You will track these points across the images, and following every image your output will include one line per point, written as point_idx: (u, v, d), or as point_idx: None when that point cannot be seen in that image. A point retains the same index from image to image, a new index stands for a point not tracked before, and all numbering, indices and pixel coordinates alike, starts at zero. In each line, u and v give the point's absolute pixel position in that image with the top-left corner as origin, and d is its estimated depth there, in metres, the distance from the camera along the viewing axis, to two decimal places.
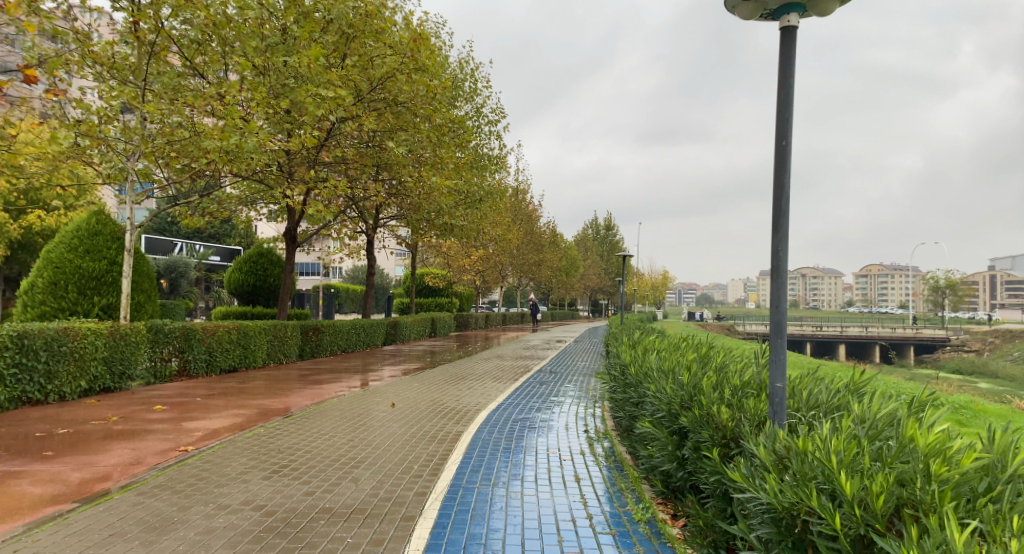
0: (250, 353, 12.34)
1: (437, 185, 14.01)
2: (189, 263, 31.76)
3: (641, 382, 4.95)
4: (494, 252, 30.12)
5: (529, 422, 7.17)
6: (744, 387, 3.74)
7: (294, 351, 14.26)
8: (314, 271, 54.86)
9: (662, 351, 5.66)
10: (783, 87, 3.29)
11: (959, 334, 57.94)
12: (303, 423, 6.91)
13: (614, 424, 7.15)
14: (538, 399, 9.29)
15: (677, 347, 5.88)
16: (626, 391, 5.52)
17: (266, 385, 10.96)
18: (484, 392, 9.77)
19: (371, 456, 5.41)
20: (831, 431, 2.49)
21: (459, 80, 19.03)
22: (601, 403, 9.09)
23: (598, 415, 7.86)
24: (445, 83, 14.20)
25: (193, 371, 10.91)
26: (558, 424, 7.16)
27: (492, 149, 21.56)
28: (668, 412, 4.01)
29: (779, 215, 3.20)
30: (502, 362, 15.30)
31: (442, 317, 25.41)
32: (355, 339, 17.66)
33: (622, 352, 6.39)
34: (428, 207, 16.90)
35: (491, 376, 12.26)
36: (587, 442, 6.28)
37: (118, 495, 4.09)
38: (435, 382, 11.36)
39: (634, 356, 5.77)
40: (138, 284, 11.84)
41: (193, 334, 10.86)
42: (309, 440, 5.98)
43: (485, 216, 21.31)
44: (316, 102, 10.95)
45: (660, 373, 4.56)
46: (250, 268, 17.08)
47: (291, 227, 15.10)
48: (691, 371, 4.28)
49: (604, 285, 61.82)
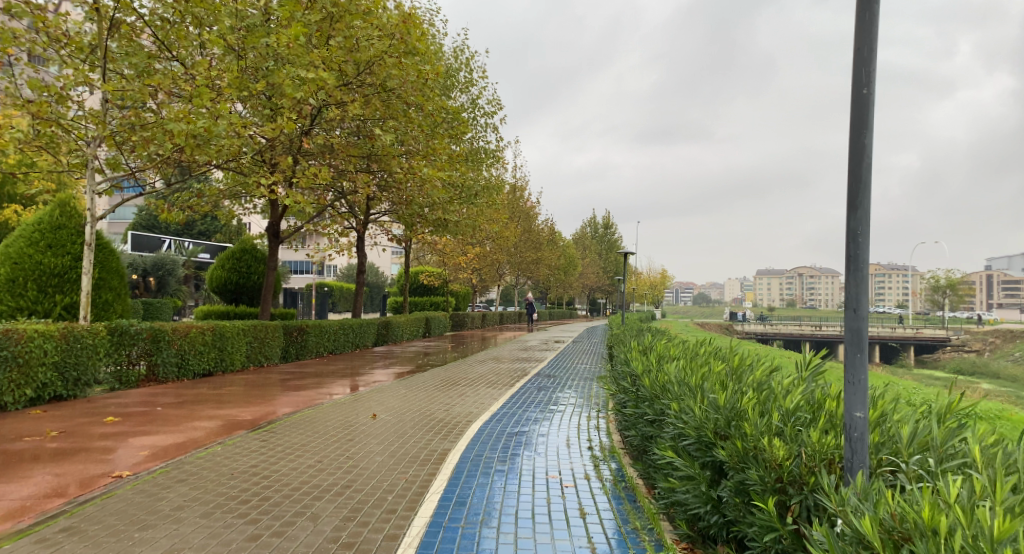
0: (227, 355, 11.53)
1: (429, 177, 13.23)
2: (177, 260, 30.93)
3: (659, 398, 4.14)
4: (491, 250, 29.33)
5: (525, 438, 6.37)
6: (798, 411, 2.96)
7: (277, 353, 13.45)
8: (308, 269, 54.04)
9: (681, 360, 4.86)
10: (864, 16, 2.47)
11: (961, 334, 57.24)
12: (270, 438, 6.13)
13: (622, 439, 6.34)
14: (536, 408, 8.49)
15: (698, 355, 5.08)
16: (638, 407, 4.74)
17: (242, 390, 10.18)
18: (477, 400, 8.96)
19: (340, 484, 4.62)
20: (971, 503, 1.68)
21: (454, 69, 18.24)
22: (606, 412, 8.31)
23: (604, 428, 7.06)
24: (437, 69, 13.40)
25: (162, 376, 10.10)
26: (559, 440, 6.36)
27: (488, 142, 20.76)
28: (697, 440, 3.23)
29: (856, 189, 2.41)
30: (498, 365, 14.52)
31: (436, 317, 24.61)
32: (343, 340, 16.85)
33: (634, 358, 5.58)
34: (420, 201, 16.11)
35: (485, 380, 11.47)
36: (592, 462, 5.48)
37: (11, 542, 3.34)
38: (425, 387, 10.57)
39: (649, 366, 4.98)
40: (106, 281, 11.02)
41: (162, 335, 10.05)
42: (270, 460, 5.20)
43: (482, 212, 20.50)
44: (297, 85, 10.19)
45: (684, 389, 3.76)
46: (232, 265, 16.25)
47: (274, 222, 14.30)
48: (724, 388, 3.48)
49: (602, 284, 61.04)
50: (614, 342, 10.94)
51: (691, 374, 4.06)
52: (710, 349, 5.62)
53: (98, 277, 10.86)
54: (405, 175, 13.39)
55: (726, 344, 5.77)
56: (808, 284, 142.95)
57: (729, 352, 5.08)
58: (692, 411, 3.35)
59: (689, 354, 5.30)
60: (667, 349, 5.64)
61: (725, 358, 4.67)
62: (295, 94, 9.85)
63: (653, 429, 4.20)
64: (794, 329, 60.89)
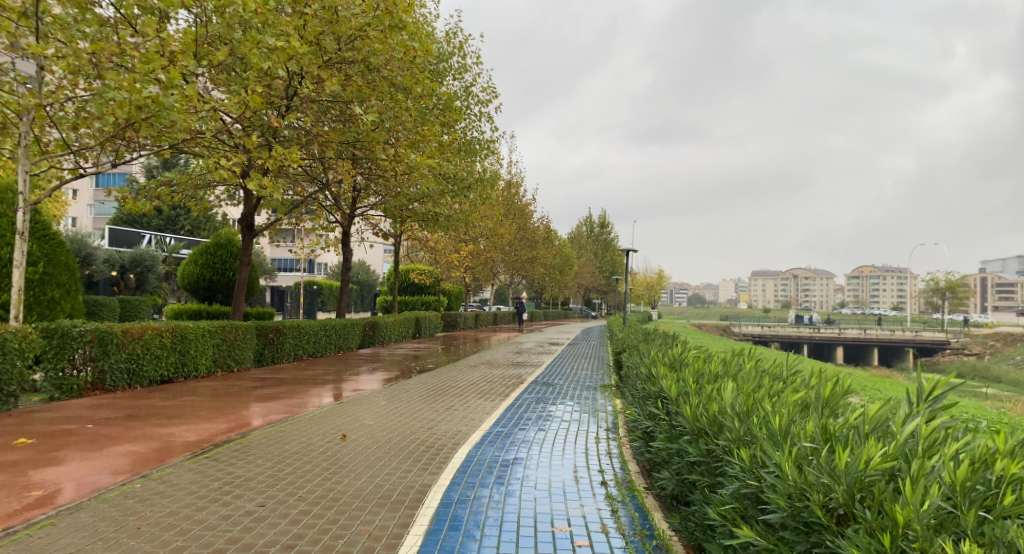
0: (189, 360, 10.34)
1: (417, 164, 12.07)
2: (157, 255, 29.59)
3: (718, 439, 3.00)
4: (485, 248, 28.24)
5: (524, 469, 5.24)
6: (981, 485, 1.84)
7: (247, 357, 12.24)
8: (297, 267, 52.67)
9: (735, 382, 3.75)
10: None
11: (959, 336, 56.53)
12: (209, 466, 4.96)
13: (642, 471, 5.20)
14: (535, 424, 7.34)
15: (753, 375, 3.95)
16: (675, 441, 3.61)
17: (202, 399, 9.00)
18: (466, 414, 7.80)
19: (279, 544, 3.49)
20: None
21: (447, 54, 17.11)
22: (617, 430, 7.17)
23: (617, 453, 5.92)
24: (426, 45, 12.22)
25: (110, 384, 8.82)
26: (565, 471, 5.23)
27: (482, 132, 19.65)
28: (796, 520, 2.10)
29: None
30: (492, 370, 13.38)
31: (426, 318, 23.45)
32: (325, 342, 15.67)
33: (660, 374, 4.44)
34: (408, 192, 14.94)
35: (477, 389, 10.30)
36: (609, 507, 4.35)
37: None
38: (410, 397, 9.41)
39: (687, 387, 3.86)
40: (53, 277, 9.81)
41: (109, 338, 8.74)
42: (198, 503, 4.05)
43: (476, 207, 19.36)
44: (266, 54, 8.98)
45: (759, 430, 2.62)
46: (205, 260, 15.07)
47: (248, 213, 13.14)
48: (829, 433, 2.34)
49: (598, 284, 60.01)
50: (621, 349, 9.79)
51: (764, 407, 2.96)
52: (761, 365, 4.50)
53: (42, 272, 9.65)
54: (391, 162, 12.20)
55: (778, 361, 4.64)
56: (803, 284, 142.58)
57: (794, 375, 3.93)
58: (783, 468, 2.23)
59: (737, 372, 4.18)
60: (703, 364, 4.53)
61: (794, 382, 3.52)
62: (262, 64, 8.59)
63: (708, 481, 3.06)
64: (790, 331, 60.09)
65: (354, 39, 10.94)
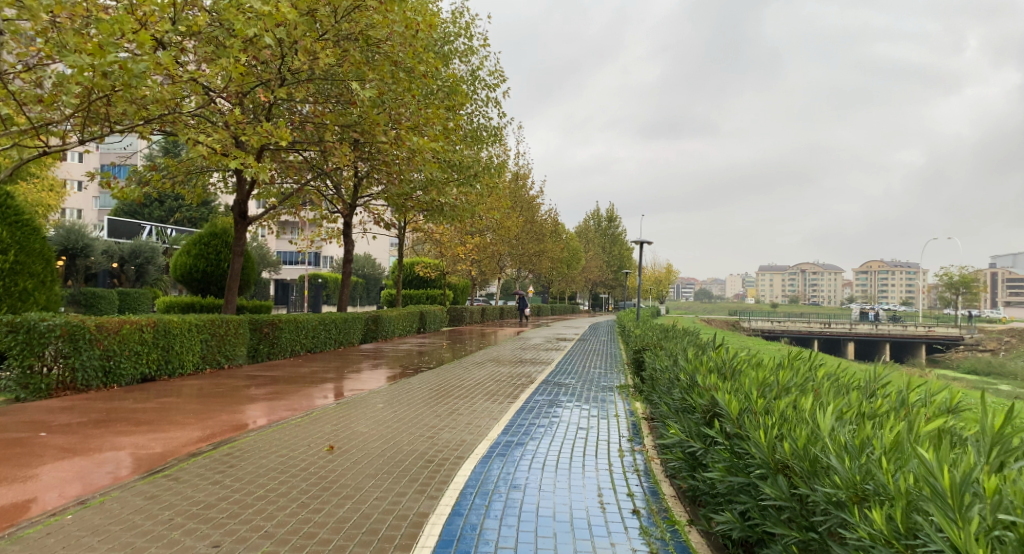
0: (173, 357, 9.58)
1: (420, 147, 11.20)
2: (157, 247, 28.86)
3: (819, 485, 2.18)
4: (491, 241, 27.41)
5: (538, 494, 4.42)
6: None
7: (239, 353, 11.48)
8: (301, 260, 52.09)
9: (819, 402, 2.91)
10: None
11: (974, 333, 55.18)
12: (166, 489, 4.16)
13: (678, 496, 4.38)
14: (547, 432, 6.52)
15: (837, 392, 3.10)
16: (744, 476, 2.78)
17: (185, 399, 8.21)
18: (472, 419, 6.98)
19: None
20: None
21: (453, 35, 16.23)
22: (641, 439, 6.33)
23: (646, 471, 5.09)
24: (431, 19, 11.32)
25: (82, 384, 8.01)
26: (588, 496, 4.42)
27: (490, 119, 18.78)
28: None
29: None
30: (500, 368, 12.60)
31: (431, 312, 22.68)
32: (324, 336, 14.91)
33: (710, 384, 3.60)
34: (411, 179, 14.09)
35: (484, 390, 9.47)
36: (646, 547, 3.53)
37: None
38: (412, 398, 8.60)
39: (754, 403, 3.03)
40: (25, 266, 9.05)
41: (81, 333, 7.94)
42: (136, 545, 3.24)
43: (483, 197, 18.50)
44: (251, 20, 8.11)
45: (905, 490, 1.78)
46: (198, 250, 14.35)
47: (240, 200, 12.33)
48: None
49: (606, 278, 59.06)
50: (642, 346, 8.89)
51: (887, 447, 2.13)
52: (838, 376, 3.62)
53: (13, 261, 8.86)
54: (391, 145, 11.34)
55: (857, 371, 3.76)
56: (812, 279, 141.11)
57: (895, 393, 3.06)
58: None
59: (810, 385, 3.33)
60: (764, 371, 3.67)
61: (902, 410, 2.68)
62: (247, 31, 7.74)
63: (800, 538, 2.25)
64: (801, 326, 58.99)
65: (351, 11, 10.12)
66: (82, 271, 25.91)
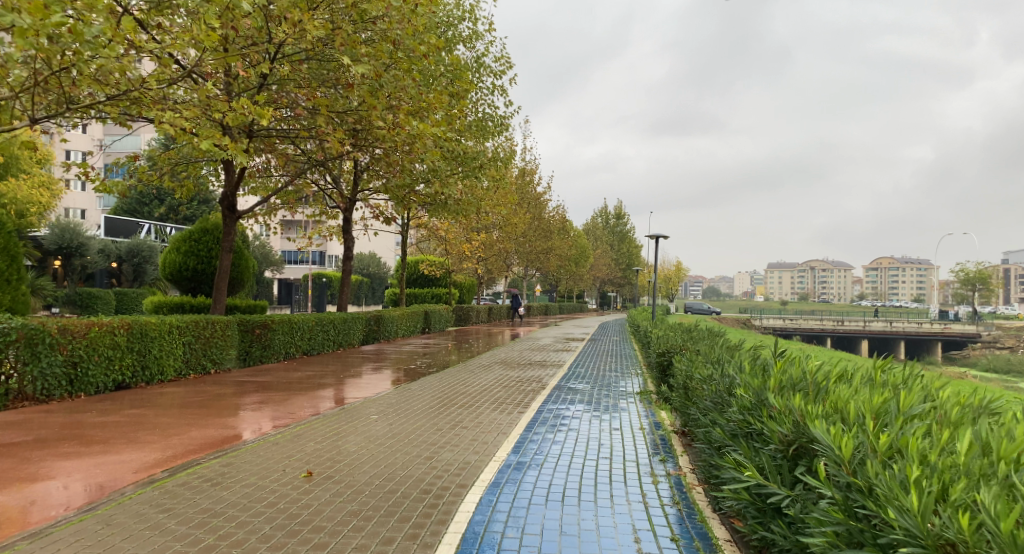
0: (151, 362, 8.77)
1: (419, 132, 10.33)
2: (156, 246, 28.18)
3: None
4: (498, 238, 26.54)
5: (558, 543, 3.50)
6: None
7: (227, 357, 10.65)
8: (305, 259, 51.43)
9: (982, 445, 1.99)
10: None
11: (992, 329, 53.88)
12: (90, 539, 3.29)
13: (737, 545, 3.46)
14: (564, 451, 5.60)
15: (998, 426, 2.17)
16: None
17: (157, 408, 7.36)
18: (477, 434, 6.09)
19: None
20: None
21: (457, 19, 15.35)
22: (674, 459, 5.42)
23: (688, 505, 4.19)
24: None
25: (43, 394, 7.21)
26: (622, 544, 3.50)
27: (496, 108, 17.89)
28: None
29: None
30: (509, 371, 11.72)
31: (436, 311, 21.83)
32: (322, 338, 14.08)
33: (796, 407, 2.68)
34: (413, 170, 13.21)
35: (492, 397, 8.57)
36: None
37: None
38: (411, 407, 7.69)
39: (876, 442, 2.11)
40: None
41: (42, 337, 7.14)
42: None
43: (488, 191, 17.63)
44: None
45: None
46: (188, 247, 13.55)
47: (229, 192, 11.51)
48: None
49: (614, 276, 58.07)
50: (667, 349, 7.94)
51: None
52: (966, 401, 2.69)
53: None
54: (390, 131, 10.48)
55: (984, 390, 2.83)
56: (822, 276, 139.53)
57: None
58: None
59: (943, 414, 2.40)
60: (865, 391, 2.75)
61: None
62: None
63: None
64: (814, 324, 57.84)
65: None
66: (79, 271, 25.38)
